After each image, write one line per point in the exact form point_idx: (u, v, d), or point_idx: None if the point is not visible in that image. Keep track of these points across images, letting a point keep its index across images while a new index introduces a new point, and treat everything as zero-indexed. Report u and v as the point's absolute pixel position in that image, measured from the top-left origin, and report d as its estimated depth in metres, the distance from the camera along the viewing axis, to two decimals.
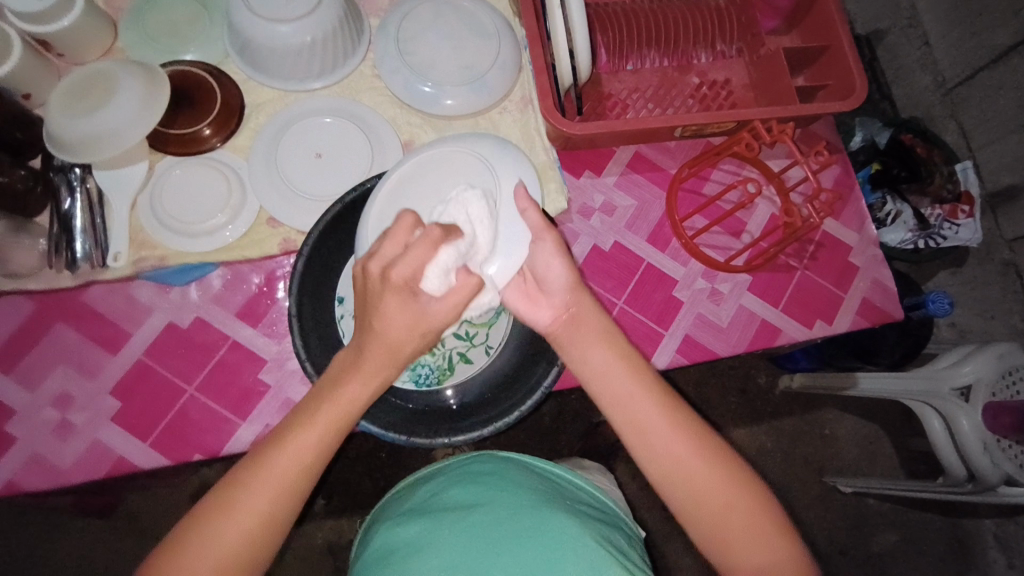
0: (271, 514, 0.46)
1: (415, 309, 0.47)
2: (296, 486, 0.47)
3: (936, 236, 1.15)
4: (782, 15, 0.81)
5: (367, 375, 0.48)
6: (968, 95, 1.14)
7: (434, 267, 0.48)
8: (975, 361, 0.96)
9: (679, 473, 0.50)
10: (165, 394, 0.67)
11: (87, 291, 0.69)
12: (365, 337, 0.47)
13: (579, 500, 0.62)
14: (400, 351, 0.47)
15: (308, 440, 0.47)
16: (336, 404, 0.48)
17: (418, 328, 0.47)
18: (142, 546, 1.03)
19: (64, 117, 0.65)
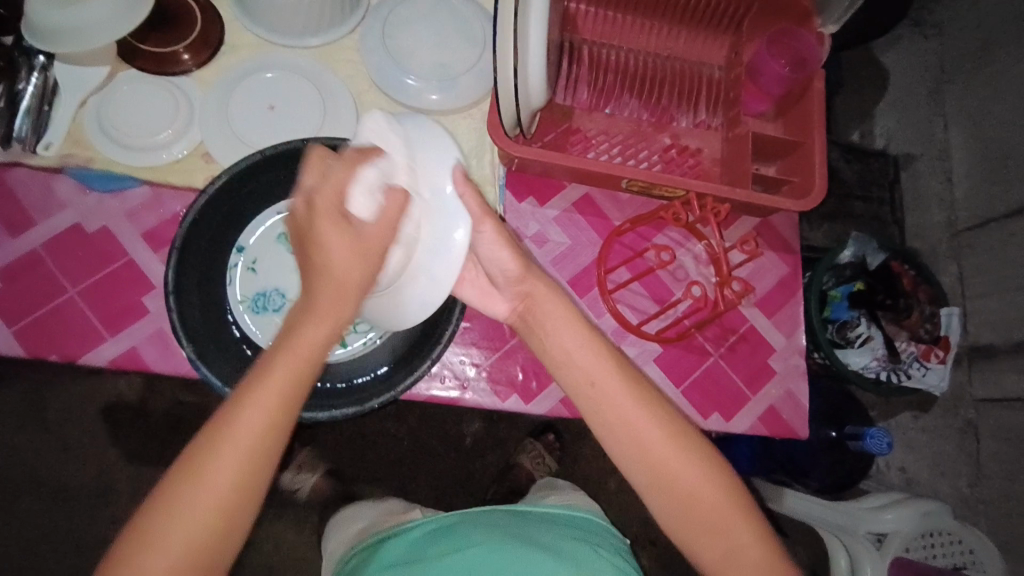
0: (243, 480, 0.43)
1: (349, 232, 0.44)
2: (263, 448, 0.43)
3: (901, 372, 1.03)
4: (772, 101, 0.76)
5: (322, 317, 0.44)
6: (975, 242, 1.04)
7: (356, 188, 0.44)
8: (899, 512, 0.91)
9: (636, 445, 0.52)
10: (45, 288, 0.67)
11: (10, 170, 0.70)
12: (318, 282, 0.44)
13: (556, 526, 0.60)
14: (351, 282, 0.44)
15: (269, 397, 0.43)
16: (295, 355, 0.44)
17: (359, 250, 0.44)
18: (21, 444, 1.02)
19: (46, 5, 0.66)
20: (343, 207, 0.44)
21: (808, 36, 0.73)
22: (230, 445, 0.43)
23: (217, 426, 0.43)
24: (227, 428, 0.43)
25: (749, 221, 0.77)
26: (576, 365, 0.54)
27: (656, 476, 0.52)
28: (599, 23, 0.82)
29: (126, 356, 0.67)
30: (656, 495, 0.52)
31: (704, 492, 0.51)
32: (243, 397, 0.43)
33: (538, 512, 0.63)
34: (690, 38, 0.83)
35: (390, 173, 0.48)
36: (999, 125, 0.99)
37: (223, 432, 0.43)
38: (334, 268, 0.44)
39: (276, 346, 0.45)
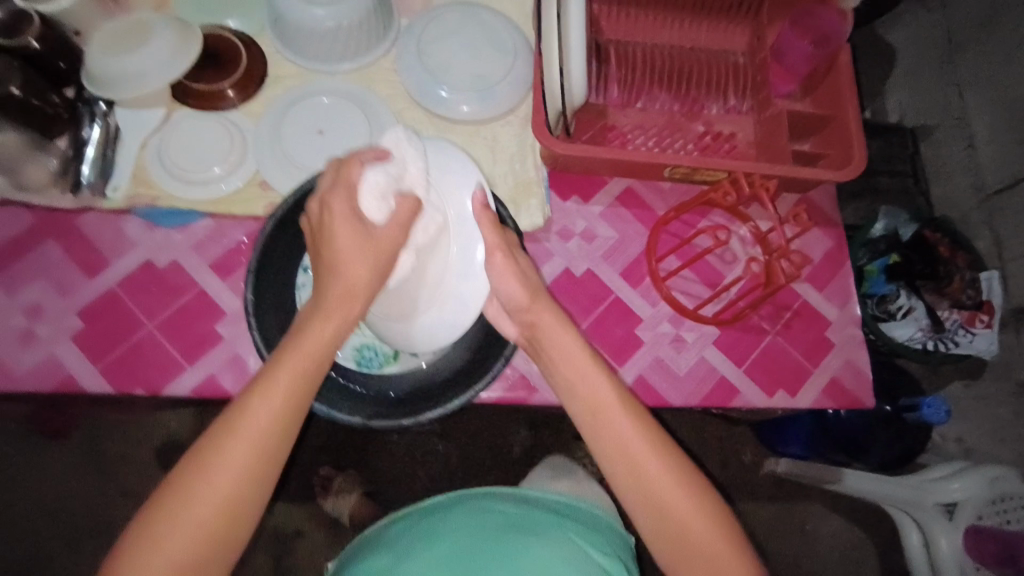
0: (248, 477, 0.45)
1: (364, 236, 0.50)
2: (269, 444, 0.45)
3: (947, 340, 1.01)
4: (798, 82, 0.78)
5: (327, 315, 0.49)
6: (1007, 204, 1.03)
7: (366, 195, 0.51)
8: (964, 479, 0.88)
9: (629, 467, 0.50)
10: (123, 325, 0.71)
11: (83, 216, 0.74)
12: (329, 281, 0.50)
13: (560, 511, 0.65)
14: (361, 285, 0.50)
15: (272, 397, 0.46)
16: (300, 354, 0.47)
17: (373, 252, 0.50)
18: (99, 485, 1.09)
19: (111, 59, 0.69)
20: (361, 217, 0.50)
21: (829, 13, 0.76)
22: (236, 440, 0.44)
23: (225, 423, 0.45)
24: (235, 425, 0.45)
25: (791, 198, 0.79)
26: (590, 396, 0.52)
27: (657, 520, 0.49)
28: (621, 22, 0.85)
29: (205, 384, 0.70)
30: (657, 538, 0.49)
31: (703, 536, 0.48)
32: (249, 396, 0.46)
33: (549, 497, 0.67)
34: (712, 27, 0.86)
35: (400, 178, 0.53)
36: (1017, 84, 0.97)
37: (230, 428, 0.45)
38: (343, 266, 0.49)
39: (283, 348, 0.48)
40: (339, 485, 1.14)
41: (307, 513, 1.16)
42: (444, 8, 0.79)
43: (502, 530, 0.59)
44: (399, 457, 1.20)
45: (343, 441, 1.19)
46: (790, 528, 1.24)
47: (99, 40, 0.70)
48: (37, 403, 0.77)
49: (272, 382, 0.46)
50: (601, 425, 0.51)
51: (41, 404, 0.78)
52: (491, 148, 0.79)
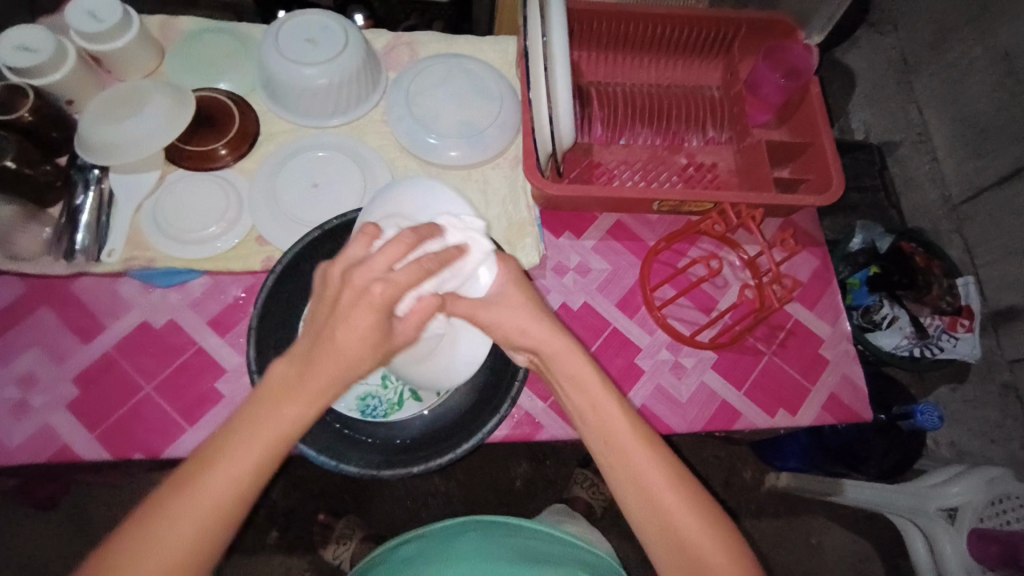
0: (187, 558, 0.39)
1: (381, 327, 0.43)
2: (223, 520, 0.40)
3: (933, 346, 1.04)
4: (774, 110, 0.84)
5: (305, 396, 0.42)
6: (974, 213, 1.07)
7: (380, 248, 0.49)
8: (963, 482, 0.90)
9: (648, 501, 0.49)
10: (122, 389, 0.70)
11: (77, 280, 0.74)
12: (319, 350, 0.42)
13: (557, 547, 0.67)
14: (356, 368, 0.43)
15: (235, 472, 0.40)
16: (272, 430, 0.41)
17: (374, 340, 0.43)
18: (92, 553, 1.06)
19: (111, 127, 0.70)
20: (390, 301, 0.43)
21: (797, 47, 0.80)
22: (186, 514, 0.39)
23: (176, 486, 0.40)
24: (188, 496, 0.40)
25: (774, 222, 0.82)
26: (599, 420, 0.51)
27: (666, 540, 0.48)
28: (601, 64, 0.90)
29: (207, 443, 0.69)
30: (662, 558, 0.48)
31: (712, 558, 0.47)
32: (209, 465, 0.40)
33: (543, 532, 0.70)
34: (686, 66, 0.91)
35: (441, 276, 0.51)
36: (972, 102, 1.03)
37: (181, 499, 0.40)
38: (343, 352, 0.42)
39: (256, 417, 0.41)
40: (340, 531, 1.11)
41: (306, 565, 1.12)
42: (431, 60, 0.83)
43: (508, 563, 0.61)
44: (397, 500, 1.17)
45: (341, 486, 1.17)
46: (798, 544, 1.24)
47: (93, 112, 0.71)
48: (29, 474, 0.75)
49: (237, 457, 0.40)
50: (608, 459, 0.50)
51: (33, 475, 0.76)
52: (483, 191, 0.81)
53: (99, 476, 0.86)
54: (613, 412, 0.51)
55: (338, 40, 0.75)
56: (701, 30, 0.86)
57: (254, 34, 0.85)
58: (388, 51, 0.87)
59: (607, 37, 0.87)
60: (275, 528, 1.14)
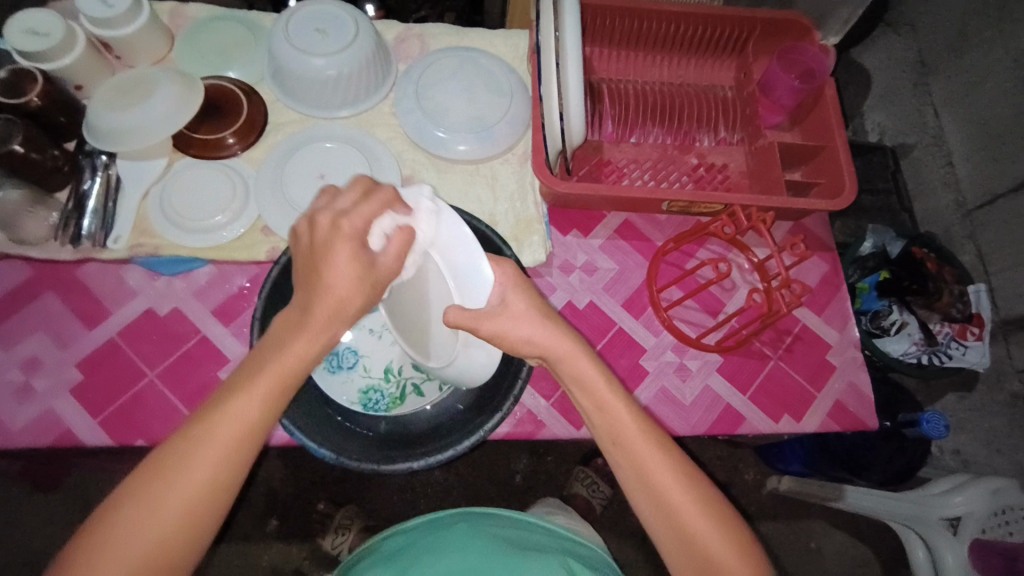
0: (196, 503, 0.41)
1: (360, 264, 0.46)
2: (239, 451, 0.42)
3: (941, 354, 1.03)
4: (786, 113, 0.83)
5: (310, 335, 0.45)
6: (988, 220, 1.05)
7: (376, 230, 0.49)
8: (966, 493, 0.89)
9: (659, 502, 0.48)
10: (126, 376, 0.70)
11: (83, 266, 0.74)
12: (318, 298, 0.46)
13: (547, 538, 0.68)
14: (349, 307, 0.47)
15: (243, 408, 0.43)
16: (279, 366, 0.44)
17: (370, 280, 0.47)
18: None
19: (124, 115, 0.70)
20: (363, 244, 0.47)
21: (813, 49, 0.80)
22: (194, 458, 0.41)
23: (187, 430, 0.42)
24: (196, 439, 0.42)
25: (785, 226, 0.81)
26: (606, 420, 0.51)
27: (677, 541, 0.48)
28: (612, 61, 0.88)
29: None
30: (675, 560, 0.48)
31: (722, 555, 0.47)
32: (217, 407, 0.43)
33: (531, 523, 0.71)
34: (699, 64, 0.90)
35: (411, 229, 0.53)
36: (991, 106, 1.01)
37: (191, 438, 0.42)
38: (332, 287, 0.46)
39: (263, 358, 0.45)
40: (339, 521, 1.11)
41: (304, 553, 1.13)
42: (441, 53, 0.82)
43: (497, 547, 0.62)
44: (396, 492, 1.18)
45: (342, 476, 1.18)
46: (797, 547, 1.23)
47: (103, 101, 0.71)
48: (33, 457, 0.75)
49: (245, 394, 0.43)
50: (616, 459, 0.50)
51: (37, 458, 0.76)
52: (490, 187, 0.80)
53: (102, 460, 0.87)
54: (618, 418, 0.50)
55: (349, 31, 0.74)
56: (716, 29, 0.85)
57: (264, 21, 0.84)
58: (398, 42, 0.86)
59: (620, 34, 0.85)
60: (275, 516, 1.14)
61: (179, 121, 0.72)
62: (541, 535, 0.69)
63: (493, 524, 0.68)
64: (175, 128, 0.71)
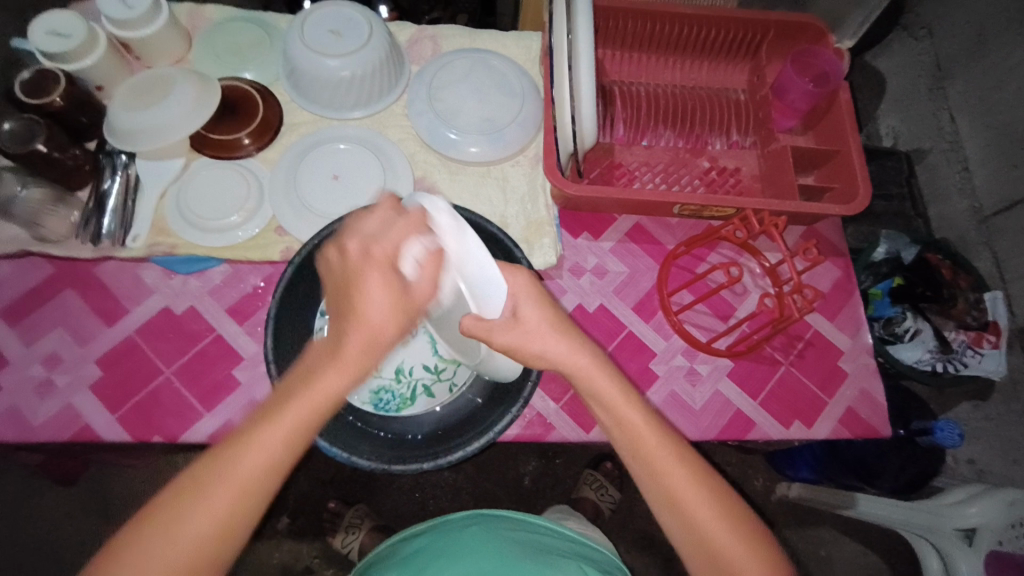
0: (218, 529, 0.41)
1: (395, 294, 0.47)
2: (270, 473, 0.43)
3: (956, 362, 1.01)
4: (800, 116, 0.82)
5: (343, 365, 0.45)
6: (1005, 226, 1.04)
7: (409, 254, 0.47)
8: (980, 503, 0.88)
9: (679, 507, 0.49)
10: (142, 373, 0.71)
11: (101, 264, 0.75)
12: (352, 327, 0.46)
13: (558, 542, 0.68)
14: (382, 338, 0.47)
15: (273, 436, 0.43)
16: (312, 397, 0.44)
17: (402, 309, 0.47)
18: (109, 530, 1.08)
19: (149, 115, 0.71)
20: (395, 271, 0.47)
21: (827, 53, 0.79)
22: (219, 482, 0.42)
23: (215, 457, 0.43)
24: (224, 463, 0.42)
25: (797, 230, 0.81)
26: (622, 425, 0.51)
27: (694, 541, 0.48)
28: (625, 64, 0.89)
29: (222, 429, 0.70)
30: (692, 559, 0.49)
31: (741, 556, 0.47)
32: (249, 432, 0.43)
33: (543, 525, 0.71)
34: (711, 68, 0.90)
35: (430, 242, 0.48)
36: (1009, 111, 0.99)
37: (221, 464, 0.42)
38: (367, 318, 0.46)
39: (299, 388, 0.45)
40: (348, 521, 1.11)
41: (314, 551, 1.14)
42: (454, 55, 0.82)
43: (508, 552, 0.62)
44: (404, 492, 1.18)
45: (351, 475, 1.19)
46: (808, 555, 1.22)
47: (127, 105, 0.72)
48: (51, 452, 0.77)
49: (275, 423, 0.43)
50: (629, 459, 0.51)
51: (55, 452, 0.78)
52: (501, 189, 0.81)
53: (118, 455, 0.88)
54: (631, 422, 0.51)
55: (363, 33, 0.75)
56: (728, 32, 0.85)
57: (279, 24, 0.86)
58: (411, 44, 0.87)
59: (632, 37, 0.86)
60: (285, 513, 1.15)
61: (202, 116, 0.73)
62: (553, 538, 0.69)
63: (506, 526, 0.68)
64: (199, 123, 0.73)
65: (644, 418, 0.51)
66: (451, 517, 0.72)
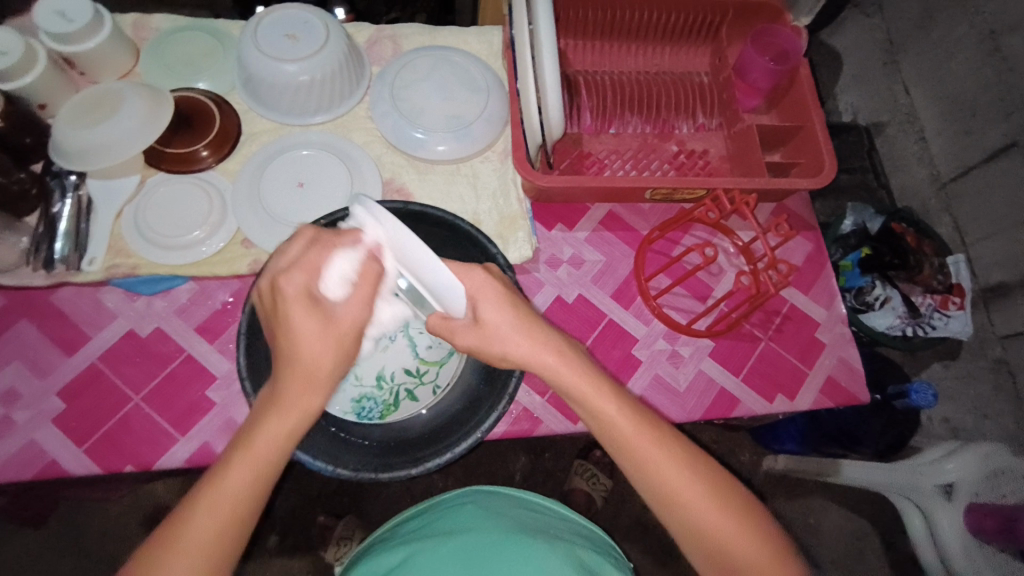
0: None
1: (319, 313, 0.46)
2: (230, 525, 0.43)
3: (925, 325, 1.04)
4: (763, 96, 0.84)
5: (285, 409, 0.45)
6: (962, 191, 1.07)
7: (331, 271, 0.46)
8: (958, 459, 0.90)
9: (663, 489, 0.49)
10: (110, 401, 0.68)
11: (56, 291, 0.72)
12: (289, 369, 0.45)
13: (555, 518, 0.70)
14: (321, 368, 0.45)
15: (220, 500, 0.43)
16: (253, 453, 0.44)
17: (333, 336, 0.46)
18: (91, 565, 1.04)
19: (103, 129, 0.68)
20: (317, 297, 0.46)
21: (785, 31, 0.80)
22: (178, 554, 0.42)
23: (164, 531, 0.43)
24: (179, 532, 0.42)
25: (767, 207, 0.82)
26: (593, 417, 0.50)
27: (675, 514, 0.49)
28: (588, 54, 0.89)
29: (200, 452, 0.68)
30: (673, 525, 0.50)
31: (714, 525, 0.48)
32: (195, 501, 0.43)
33: (540, 504, 0.73)
34: (673, 53, 0.90)
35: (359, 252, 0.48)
36: (959, 80, 1.02)
37: (176, 530, 0.42)
38: (301, 344, 0.45)
39: (236, 444, 0.45)
40: (341, 532, 1.09)
41: (307, 566, 1.12)
42: (414, 54, 0.81)
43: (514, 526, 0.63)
44: (394, 499, 1.17)
45: (340, 487, 1.16)
46: (798, 524, 1.25)
47: (76, 125, 0.69)
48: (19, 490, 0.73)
49: (219, 485, 0.43)
50: (608, 441, 0.51)
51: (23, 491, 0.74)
52: (472, 185, 0.80)
53: (93, 487, 0.85)
54: (607, 411, 0.50)
55: (320, 35, 0.73)
56: (687, 16, 0.85)
57: (230, 29, 0.83)
58: (371, 45, 0.86)
59: (593, 25, 0.85)
60: (275, 530, 1.13)
61: (159, 122, 0.71)
62: (552, 517, 0.71)
63: (506, 505, 0.70)
64: (157, 129, 0.70)
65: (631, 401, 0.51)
66: (452, 495, 0.74)
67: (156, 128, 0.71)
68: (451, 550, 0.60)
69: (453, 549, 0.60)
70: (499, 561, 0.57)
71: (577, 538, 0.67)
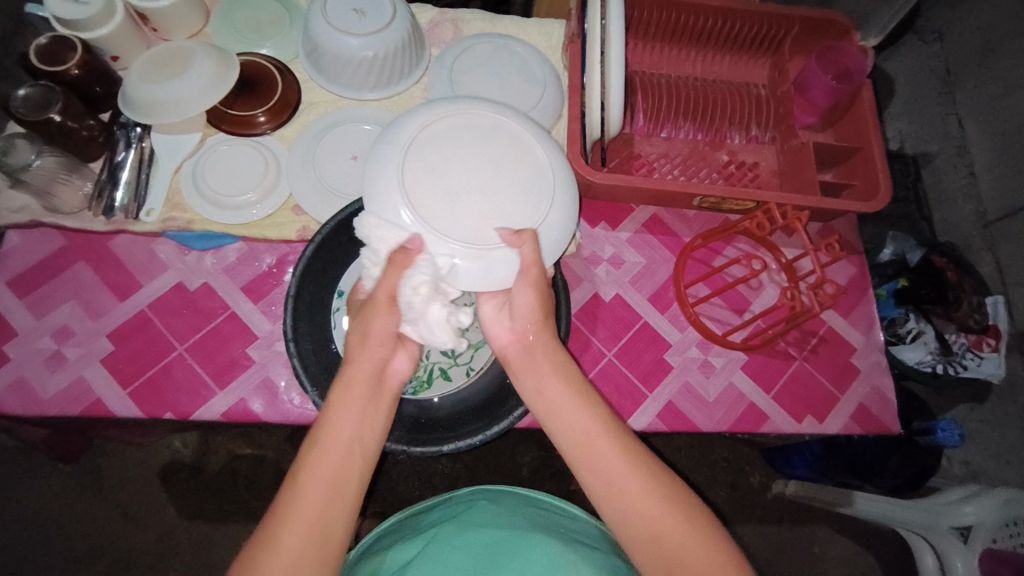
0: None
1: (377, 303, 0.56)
2: (348, 477, 0.47)
3: (956, 364, 1.01)
4: (820, 113, 0.83)
5: (357, 388, 0.51)
6: (1009, 231, 1.04)
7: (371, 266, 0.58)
8: (977, 503, 0.89)
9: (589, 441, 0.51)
10: (155, 348, 0.70)
11: (115, 238, 0.74)
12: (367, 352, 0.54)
13: (564, 517, 0.71)
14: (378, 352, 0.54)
15: (330, 457, 0.47)
16: (342, 417, 0.50)
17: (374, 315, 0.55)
18: (110, 506, 1.09)
19: (174, 85, 0.70)
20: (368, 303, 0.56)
21: (852, 50, 0.79)
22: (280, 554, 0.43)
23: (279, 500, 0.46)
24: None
25: (815, 225, 0.82)
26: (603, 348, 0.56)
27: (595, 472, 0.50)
28: (646, 55, 0.88)
29: (236, 408, 0.69)
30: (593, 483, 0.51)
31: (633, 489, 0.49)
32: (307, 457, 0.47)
33: (550, 503, 0.74)
34: (733, 61, 0.90)
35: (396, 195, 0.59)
36: (1017, 116, 1.00)
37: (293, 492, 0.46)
38: (370, 356, 0.54)
39: (299, 469, 0.47)
40: None
41: None
42: (475, 40, 0.82)
43: (528, 526, 0.64)
44: (402, 478, 1.18)
45: None
46: (800, 552, 1.24)
47: (149, 79, 0.70)
48: (56, 427, 0.76)
49: (298, 499, 0.45)
50: (546, 416, 0.55)
51: (60, 428, 0.76)
52: None
53: (125, 433, 0.88)
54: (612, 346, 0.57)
55: (386, 12, 0.73)
56: (754, 25, 0.84)
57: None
58: (432, 26, 0.86)
59: (656, 27, 0.85)
60: None
61: (227, 83, 0.72)
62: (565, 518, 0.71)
63: (517, 503, 0.71)
64: (227, 89, 0.72)
65: (582, 427, 0.52)
66: (465, 491, 0.75)
67: (221, 88, 0.72)
68: (459, 546, 0.62)
69: (461, 546, 0.62)
70: (505, 564, 0.59)
71: (588, 539, 0.67)
